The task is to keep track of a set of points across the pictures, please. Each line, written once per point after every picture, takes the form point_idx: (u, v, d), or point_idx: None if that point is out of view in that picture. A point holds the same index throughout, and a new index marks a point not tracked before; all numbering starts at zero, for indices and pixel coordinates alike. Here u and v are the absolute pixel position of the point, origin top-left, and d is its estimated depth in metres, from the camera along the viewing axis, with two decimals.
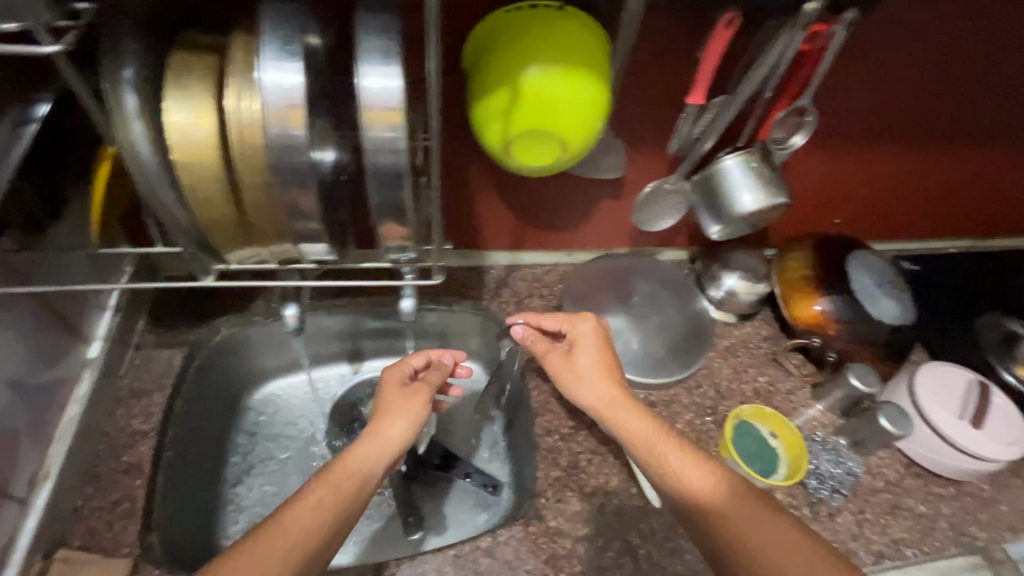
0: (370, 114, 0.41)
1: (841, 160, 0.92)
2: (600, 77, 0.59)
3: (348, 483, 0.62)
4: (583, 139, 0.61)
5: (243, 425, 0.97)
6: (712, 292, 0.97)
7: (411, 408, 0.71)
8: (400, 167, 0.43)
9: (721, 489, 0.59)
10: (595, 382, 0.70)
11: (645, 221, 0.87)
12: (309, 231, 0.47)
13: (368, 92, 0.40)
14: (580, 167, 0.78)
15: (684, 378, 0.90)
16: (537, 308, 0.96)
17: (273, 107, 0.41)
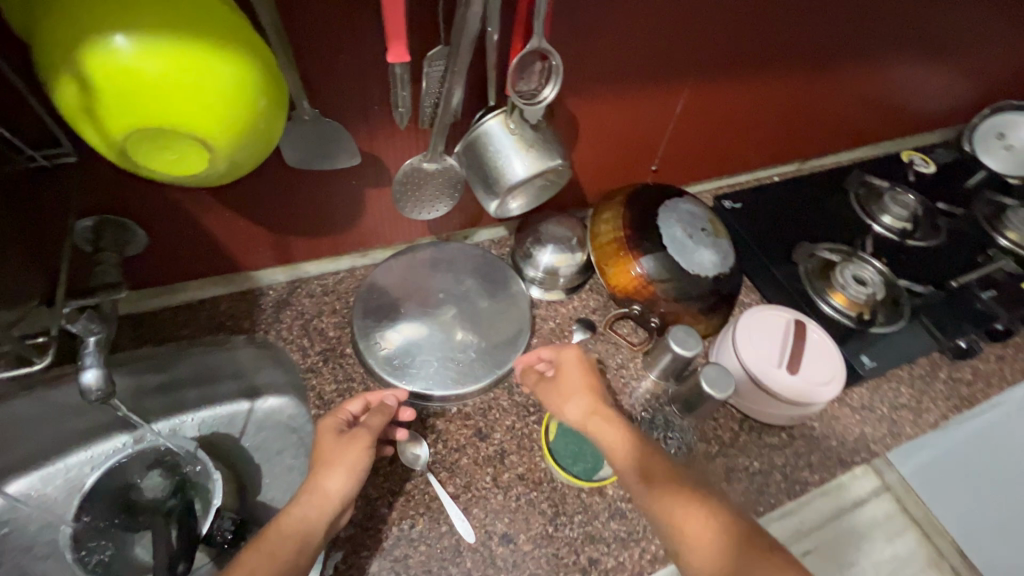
0: None
1: (638, 108, 0.81)
2: (236, 49, 0.43)
3: (283, 551, 0.51)
4: (241, 135, 0.46)
5: None
6: (530, 273, 0.87)
7: (352, 461, 0.60)
8: None
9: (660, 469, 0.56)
10: (570, 401, 0.67)
11: (418, 211, 0.73)
12: None
13: None
14: (303, 160, 0.62)
15: (504, 378, 0.78)
16: (328, 328, 0.81)
17: None
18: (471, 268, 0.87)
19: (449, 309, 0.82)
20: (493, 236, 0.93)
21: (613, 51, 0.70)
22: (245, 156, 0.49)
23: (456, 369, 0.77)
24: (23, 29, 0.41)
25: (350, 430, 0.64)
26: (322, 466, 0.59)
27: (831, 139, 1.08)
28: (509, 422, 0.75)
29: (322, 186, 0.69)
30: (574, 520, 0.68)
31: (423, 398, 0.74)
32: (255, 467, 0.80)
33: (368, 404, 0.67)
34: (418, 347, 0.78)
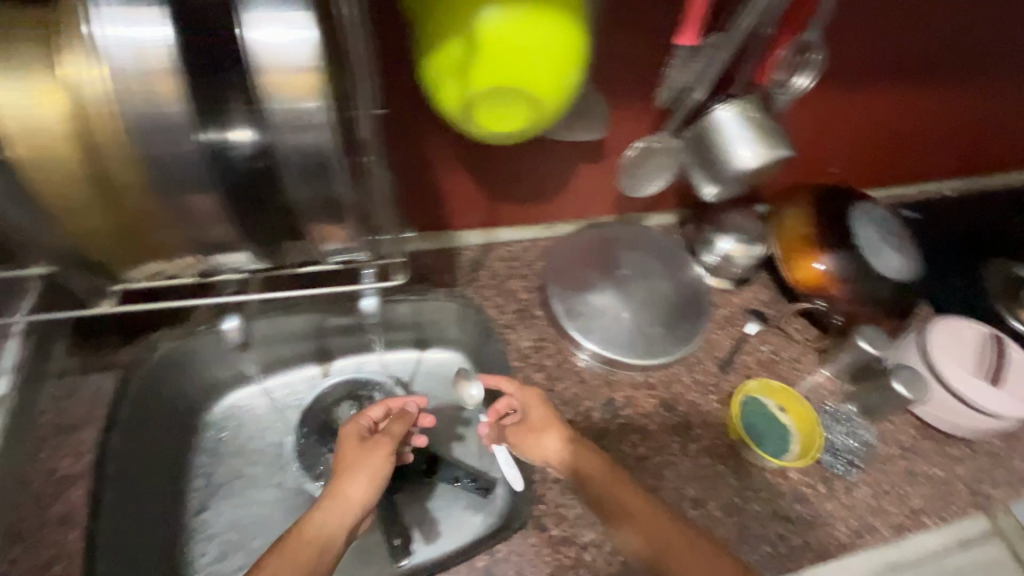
0: (272, 77, 0.38)
1: (836, 102, 0.84)
2: (568, 12, 0.47)
3: (304, 553, 0.56)
4: (562, 96, 0.51)
5: (200, 445, 0.80)
6: (707, 258, 0.90)
7: (372, 465, 0.66)
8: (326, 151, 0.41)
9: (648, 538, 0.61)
10: (546, 442, 0.70)
11: (632, 186, 0.78)
12: (220, 238, 0.44)
13: (265, 51, 0.37)
14: (557, 132, 0.68)
15: (684, 355, 0.81)
16: (519, 290, 0.87)
17: (131, 72, 0.36)
18: (654, 248, 0.91)
19: (636, 285, 0.86)
20: (663, 222, 0.97)
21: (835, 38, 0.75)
22: (554, 116, 0.54)
23: (646, 340, 0.81)
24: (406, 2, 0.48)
25: (370, 438, 0.69)
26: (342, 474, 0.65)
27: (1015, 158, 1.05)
28: (690, 397, 0.78)
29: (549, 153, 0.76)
30: (761, 496, 0.71)
31: (612, 364, 0.80)
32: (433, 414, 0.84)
33: (390, 413, 0.73)
34: (599, 314, 0.83)
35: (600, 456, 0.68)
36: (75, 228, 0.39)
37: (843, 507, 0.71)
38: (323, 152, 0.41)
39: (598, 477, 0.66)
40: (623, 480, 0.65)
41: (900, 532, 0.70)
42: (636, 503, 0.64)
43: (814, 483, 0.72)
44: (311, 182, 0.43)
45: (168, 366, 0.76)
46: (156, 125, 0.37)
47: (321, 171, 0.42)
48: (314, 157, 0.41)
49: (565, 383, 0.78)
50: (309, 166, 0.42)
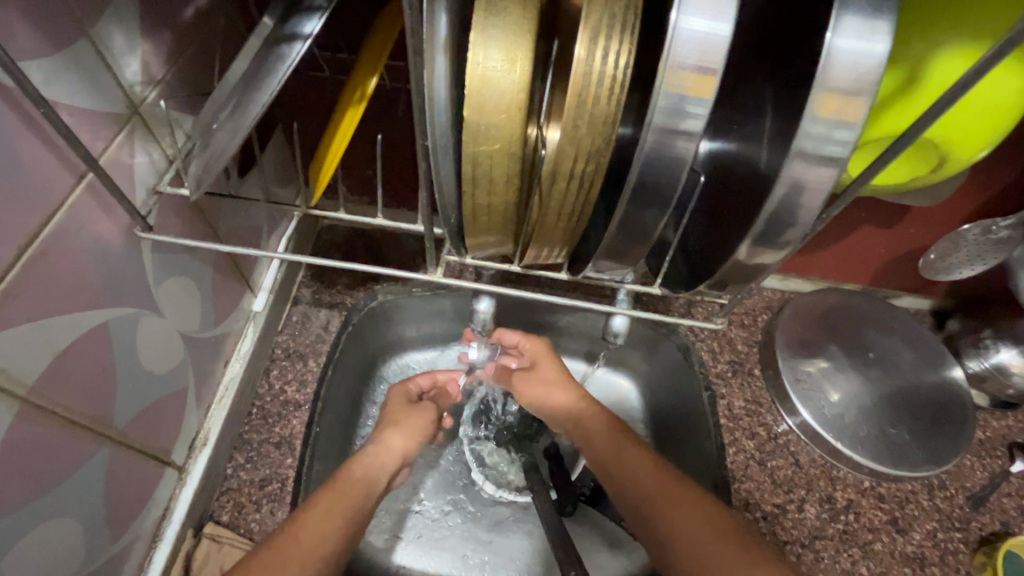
0: (823, 97, 0.25)
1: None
2: None
3: (353, 491, 0.54)
4: (975, 158, 0.42)
5: (374, 397, 0.80)
6: (971, 363, 0.76)
7: (414, 426, 0.64)
8: (810, 194, 0.28)
9: (674, 492, 0.50)
10: (549, 389, 0.63)
11: (935, 269, 0.67)
12: (608, 264, 0.35)
13: (838, 64, 0.24)
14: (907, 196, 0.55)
15: (928, 475, 0.68)
16: (737, 340, 0.77)
17: (679, 63, 0.25)
18: (908, 336, 0.77)
19: (875, 373, 0.74)
20: (914, 305, 0.82)
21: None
22: (944, 177, 0.45)
23: (887, 444, 0.69)
24: None
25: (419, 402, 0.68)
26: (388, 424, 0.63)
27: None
28: (929, 527, 0.65)
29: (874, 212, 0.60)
30: None
31: (836, 457, 0.69)
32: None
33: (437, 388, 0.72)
34: (825, 393, 0.73)
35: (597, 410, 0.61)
36: (479, 202, 0.33)
37: None
38: (808, 211, 0.28)
39: (597, 441, 0.58)
40: (630, 443, 0.55)
41: None
42: (660, 481, 0.51)
43: None
44: (760, 231, 0.30)
45: (374, 316, 0.76)
46: (663, 142, 0.26)
47: (785, 227, 0.29)
48: (788, 214, 0.29)
49: (777, 461, 0.69)
50: (776, 215, 0.29)
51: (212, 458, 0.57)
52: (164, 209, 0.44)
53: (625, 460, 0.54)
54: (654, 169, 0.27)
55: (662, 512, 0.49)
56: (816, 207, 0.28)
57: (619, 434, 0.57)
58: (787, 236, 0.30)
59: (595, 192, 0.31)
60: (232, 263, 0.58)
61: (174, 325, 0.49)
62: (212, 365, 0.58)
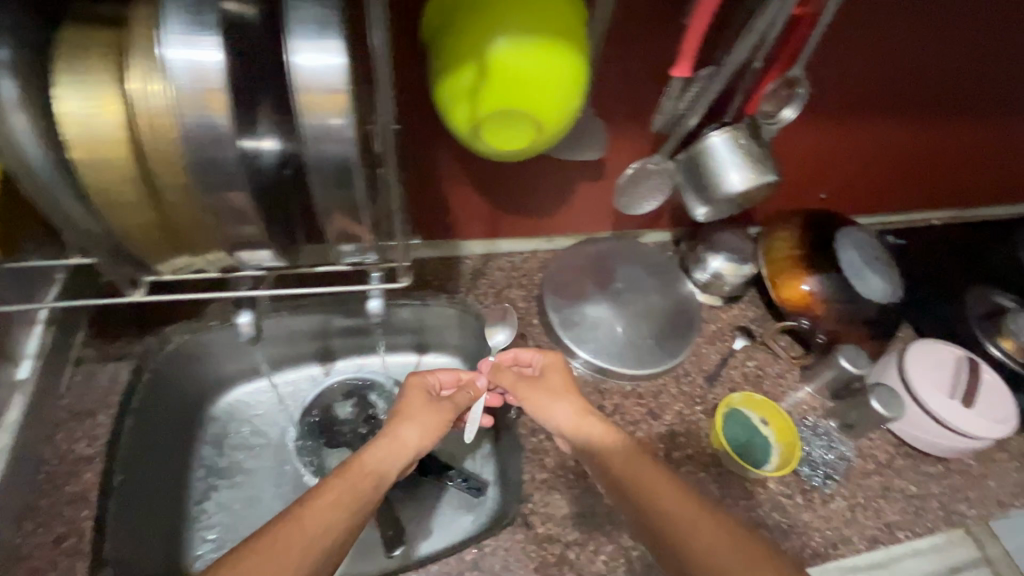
0: (308, 98, 0.35)
1: (830, 131, 0.88)
2: (574, 48, 0.53)
3: (364, 484, 0.60)
4: (560, 122, 0.56)
5: (206, 437, 0.89)
6: (698, 275, 0.94)
7: (427, 421, 0.71)
8: (347, 157, 0.37)
9: (689, 512, 0.56)
10: (558, 403, 0.73)
11: (628, 206, 0.79)
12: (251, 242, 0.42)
13: (302, 71, 0.34)
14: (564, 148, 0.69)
15: (672, 366, 0.85)
16: (516, 299, 0.91)
17: (187, 90, 0.34)
18: (646, 263, 0.95)
19: (627, 299, 0.90)
20: (657, 240, 1.01)
21: (840, 69, 0.78)
22: (554, 139, 0.58)
23: (637, 352, 0.85)
24: (429, 39, 0.54)
25: (437, 399, 0.74)
26: (401, 418, 0.70)
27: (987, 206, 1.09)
28: (677, 408, 0.82)
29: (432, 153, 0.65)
30: (738, 504, 0.74)
31: (605, 373, 0.83)
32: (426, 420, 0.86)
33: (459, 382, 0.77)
34: (597, 327, 0.86)
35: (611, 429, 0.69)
36: (127, 224, 0.40)
37: (819, 517, 0.74)
38: (351, 169, 0.38)
39: (612, 459, 0.65)
40: (644, 460, 0.63)
41: (873, 545, 0.73)
42: (686, 509, 0.56)
43: (792, 494, 0.75)
44: (334, 191, 0.39)
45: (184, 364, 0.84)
46: (202, 139, 0.35)
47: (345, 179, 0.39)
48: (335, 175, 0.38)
49: None
50: (335, 171, 0.38)
51: None
52: None
53: (644, 478, 0.60)
54: (215, 157, 0.36)
55: (689, 536, 0.54)
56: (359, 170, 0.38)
57: (640, 456, 0.64)
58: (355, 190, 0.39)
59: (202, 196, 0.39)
60: None
61: None
62: None
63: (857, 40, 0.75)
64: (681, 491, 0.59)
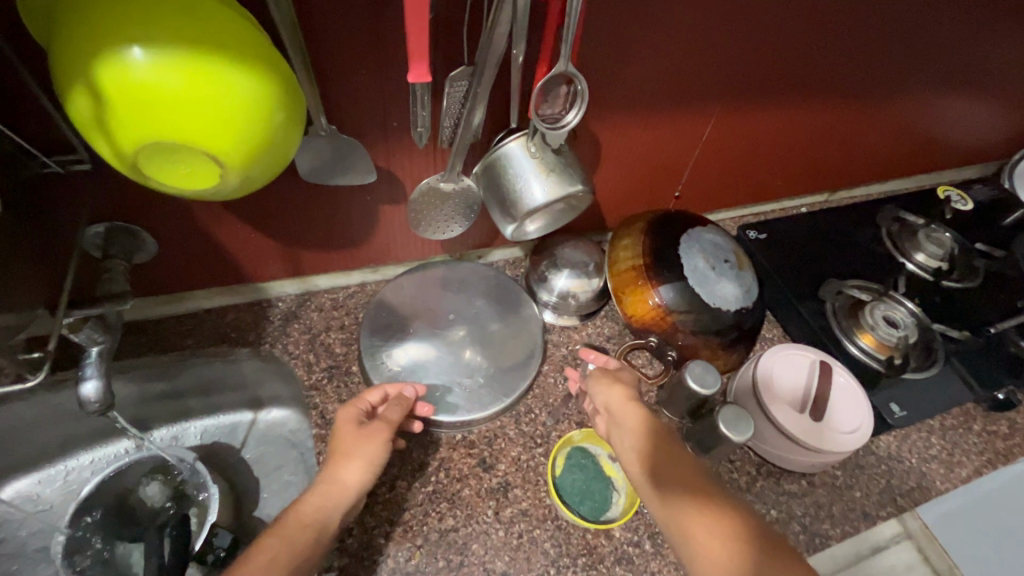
0: None
1: (664, 122, 0.76)
2: (245, 62, 0.42)
3: (300, 539, 0.51)
4: (251, 152, 0.45)
5: None
6: (544, 297, 0.85)
7: (367, 451, 0.59)
8: None
9: (710, 497, 0.51)
10: (612, 387, 0.65)
11: (427, 230, 0.70)
12: None
13: None
14: (319, 172, 0.59)
15: (509, 406, 0.75)
16: (335, 344, 0.79)
17: None
18: (485, 289, 0.84)
19: (458, 332, 0.79)
20: (508, 256, 0.90)
21: (641, 70, 0.66)
22: (260, 172, 0.48)
23: (467, 395, 0.74)
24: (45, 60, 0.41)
25: (369, 424, 0.62)
26: (335, 458, 0.59)
27: (854, 181, 1.03)
28: (514, 453, 0.72)
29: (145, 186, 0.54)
30: (577, 563, 0.64)
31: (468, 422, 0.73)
32: (255, 481, 0.78)
33: (386, 396, 0.67)
34: (423, 372, 0.75)
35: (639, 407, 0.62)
36: None
37: (667, 565, 0.66)
38: None
39: (649, 438, 0.59)
40: (680, 452, 0.57)
41: None
42: (707, 493, 0.52)
43: (638, 542, 0.66)
44: None
45: None
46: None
47: None
48: None
49: None
50: None
51: None
52: None
53: (672, 463, 0.56)
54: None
55: (693, 520, 0.49)
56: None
57: (671, 440, 0.59)
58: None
59: None
60: None
61: None
62: None
63: (651, 39, 0.63)
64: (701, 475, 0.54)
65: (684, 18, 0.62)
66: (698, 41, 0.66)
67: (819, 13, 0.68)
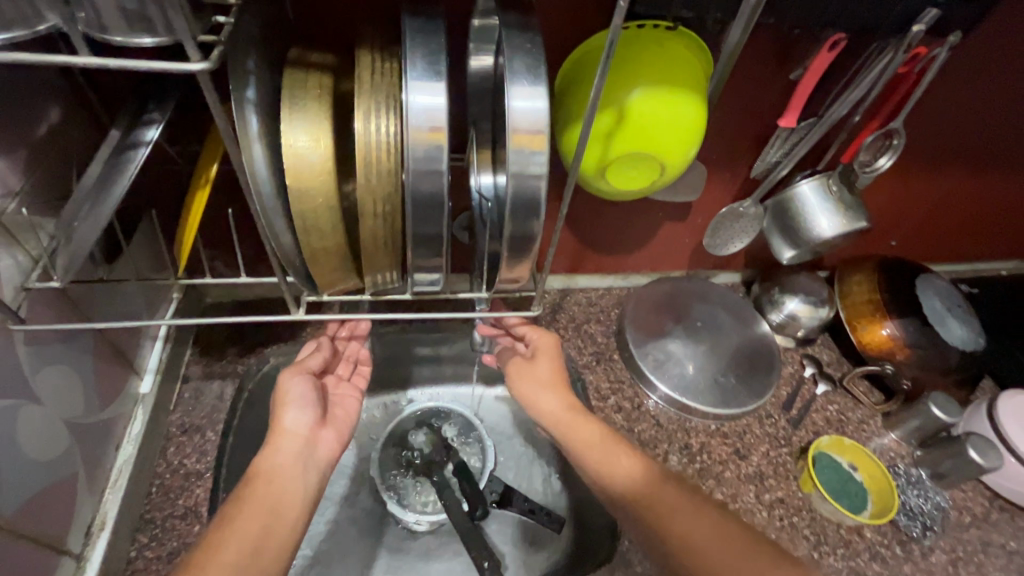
0: (514, 137, 0.38)
1: (929, 176, 0.85)
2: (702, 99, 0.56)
3: (263, 501, 0.53)
4: (681, 165, 0.59)
5: None
6: (773, 317, 0.95)
7: (306, 397, 0.62)
8: (537, 197, 0.39)
9: (650, 478, 0.60)
10: (545, 394, 0.69)
11: (716, 245, 0.84)
12: (432, 265, 0.43)
13: (515, 114, 0.37)
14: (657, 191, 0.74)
15: (756, 407, 0.85)
16: (596, 334, 0.92)
17: (301, 137, 0.39)
18: (722, 303, 0.96)
19: (706, 337, 0.90)
20: (729, 280, 1.03)
21: (932, 127, 0.77)
22: (671, 181, 0.61)
23: (719, 391, 0.85)
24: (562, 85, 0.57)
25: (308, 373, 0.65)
26: (279, 409, 0.61)
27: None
28: (763, 449, 0.82)
29: (550, 179, 0.69)
30: (837, 552, 0.72)
31: (687, 411, 0.84)
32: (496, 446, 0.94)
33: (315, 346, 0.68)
34: (671, 364, 0.87)
35: (595, 425, 0.65)
36: (315, 245, 0.43)
37: (919, 570, 0.72)
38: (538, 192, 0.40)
39: (586, 439, 0.64)
40: (621, 445, 0.63)
41: None
42: (657, 488, 0.59)
43: (889, 544, 0.73)
44: (518, 222, 0.41)
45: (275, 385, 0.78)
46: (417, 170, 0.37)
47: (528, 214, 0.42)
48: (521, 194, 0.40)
49: (643, 426, 0.82)
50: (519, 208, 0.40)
51: (112, 542, 0.58)
52: (35, 304, 0.49)
53: (609, 459, 0.62)
54: (426, 194, 0.38)
55: (667, 518, 0.56)
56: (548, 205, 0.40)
57: (605, 429, 0.65)
58: (538, 222, 0.41)
59: (337, 240, 0.43)
60: (112, 350, 0.62)
61: (57, 413, 0.52)
62: (102, 449, 0.60)
63: (954, 100, 0.73)
64: (689, 505, 0.57)
65: (990, 86, 0.72)
66: (989, 106, 0.75)
67: None
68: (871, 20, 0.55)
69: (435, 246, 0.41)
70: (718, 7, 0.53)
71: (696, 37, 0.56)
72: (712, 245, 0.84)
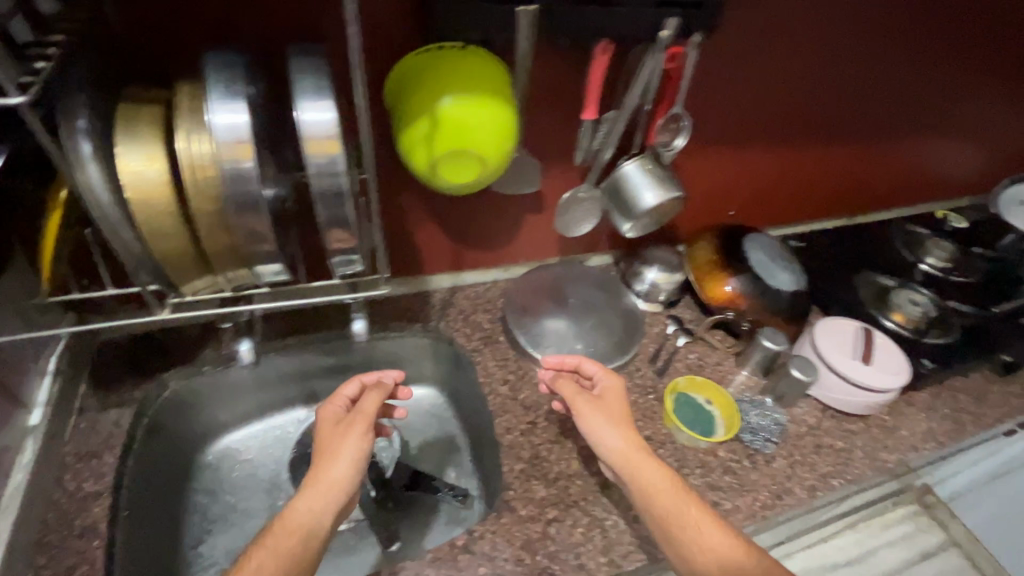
0: (311, 144, 0.47)
1: (735, 151, 1.03)
2: (505, 103, 0.68)
3: (291, 539, 0.59)
4: (499, 158, 0.70)
5: (198, 480, 0.84)
6: (638, 287, 1.09)
7: (353, 449, 0.67)
8: (340, 187, 0.49)
9: (696, 514, 0.65)
10: (612, 430, 0.73)
11: (568, 227, 0.97)
12: (264, 252, 0.51)
13: (306, 125, 0.46)
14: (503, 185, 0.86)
15: (625, 364, 0.97)
16: (483, 321, 1.02)
17: (133, 157, 0.47)
18: (592, 280, 1.09)
19: (578, 312, 1.03)
20: (601, 263, 1.16)
21: (719, 111, 0.95)
22: (496, 173, 0.73)
23: (592, 354, 0.97)
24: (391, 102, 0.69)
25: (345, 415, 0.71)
26: (324, 458, 0.66)
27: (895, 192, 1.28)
28: (634, 398, 0.93)
29: None
30: (695, 472, 0.84)
31: None
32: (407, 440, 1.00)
33: (363, 389, 0.75)
34: (548, 337, 0.99)
35: (664, 467, 0.69)
36: (163, 247, 0.50)
37: (764, 475, 0.85)
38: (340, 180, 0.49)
39: (632, 461, 0.70)
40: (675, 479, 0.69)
41: (813, 493, 0.84)
42: (702, 520, 0.65)
43: (738, 458, 0.86)
44: (329, 208, 0.50)
45: (175, 407, 0.82)
46: (229, 173, 0.45)
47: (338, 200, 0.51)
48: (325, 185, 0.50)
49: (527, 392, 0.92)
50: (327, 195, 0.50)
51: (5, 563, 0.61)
52: None
53: (647, 482, 0.68)
54: (241, 191, 0.46)
55: (704, 544, 0.63)
56: (351, 193, 0.49)
57: (648, 451, 0.71)
58: (347, 207, 0.50)
59: (182, 240, 0.51)
60: None
61: None
62: None
63: (728, 88, 0.92)
64: (730, 540, 0.63)
65: (751, 74, 0.91)
66: (758, 90, 0.94)
67: (842, 74, 0.97)
68: (623, 29, 0.70)
69: (261, 236, 0.49)
70: (500, 28, 0.66)
71: (493, 55, 0.69)
72: (563, 228, 0.97)
